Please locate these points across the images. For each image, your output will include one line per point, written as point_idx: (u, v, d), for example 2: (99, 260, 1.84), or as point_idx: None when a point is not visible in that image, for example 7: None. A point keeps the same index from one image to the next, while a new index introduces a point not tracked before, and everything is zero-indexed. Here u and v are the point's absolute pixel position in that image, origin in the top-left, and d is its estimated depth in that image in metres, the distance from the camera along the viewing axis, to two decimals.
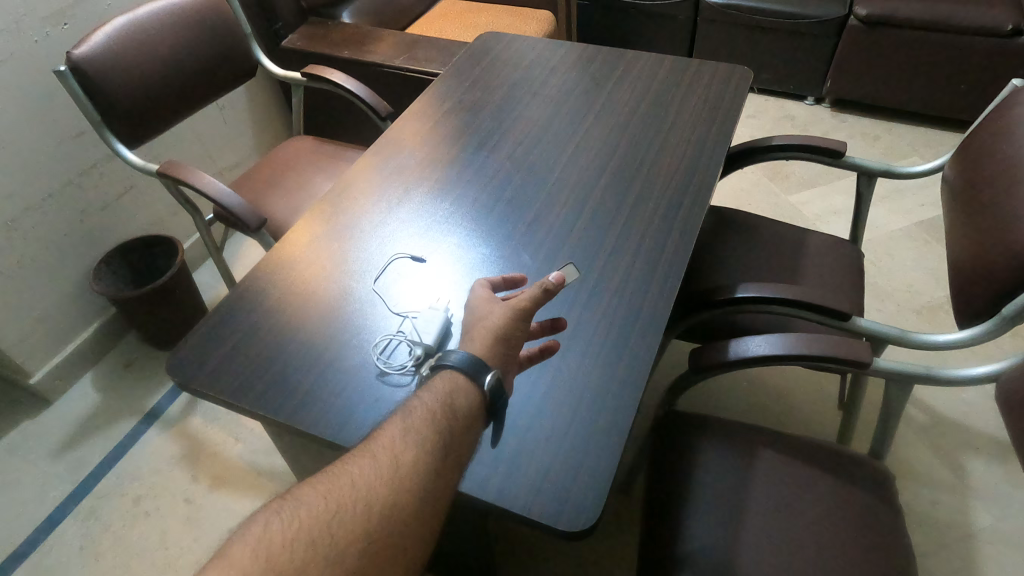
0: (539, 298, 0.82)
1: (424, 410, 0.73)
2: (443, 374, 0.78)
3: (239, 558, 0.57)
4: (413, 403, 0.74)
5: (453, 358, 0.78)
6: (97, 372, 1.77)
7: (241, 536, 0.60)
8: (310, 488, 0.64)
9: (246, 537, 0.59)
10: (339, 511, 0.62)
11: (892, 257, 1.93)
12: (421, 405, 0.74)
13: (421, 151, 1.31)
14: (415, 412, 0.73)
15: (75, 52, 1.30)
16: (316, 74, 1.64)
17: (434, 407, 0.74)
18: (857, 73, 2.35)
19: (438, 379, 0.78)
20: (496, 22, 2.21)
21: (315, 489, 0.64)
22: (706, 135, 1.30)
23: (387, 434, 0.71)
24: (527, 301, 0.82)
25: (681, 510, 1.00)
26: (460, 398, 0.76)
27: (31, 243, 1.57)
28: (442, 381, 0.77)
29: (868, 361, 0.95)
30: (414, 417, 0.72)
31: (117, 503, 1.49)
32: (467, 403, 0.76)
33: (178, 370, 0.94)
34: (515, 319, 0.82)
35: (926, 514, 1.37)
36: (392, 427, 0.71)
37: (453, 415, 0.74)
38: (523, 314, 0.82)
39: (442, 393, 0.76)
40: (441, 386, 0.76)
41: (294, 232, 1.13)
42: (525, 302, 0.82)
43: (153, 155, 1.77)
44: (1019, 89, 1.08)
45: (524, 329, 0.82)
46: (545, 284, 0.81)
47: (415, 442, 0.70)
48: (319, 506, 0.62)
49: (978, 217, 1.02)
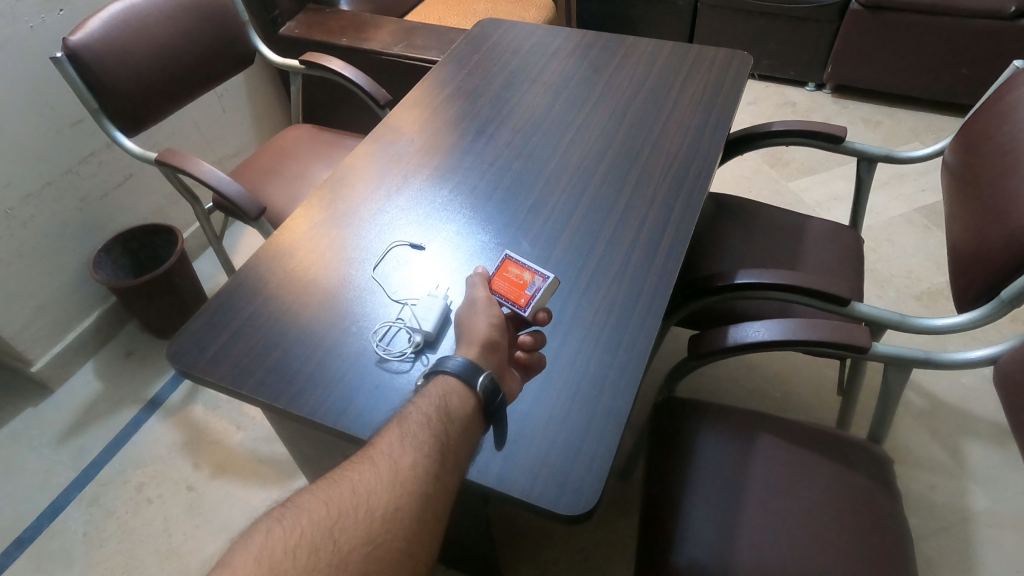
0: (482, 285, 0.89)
1: (419, 415, 0.74)
2: (437, 379, 0.79)
3: (242, 566, 0.59)
4: (409, 410, 0.75)
5: (449, 364, 0.79)
6: (98, 361, 1.77)
7: (244, 545, 0.61)
8: (311, 496, 0.66)
9: (249, 545, 0.60)
10: (340, 518, 0.63)
11: (891, 243, 1.93)
12: (416, 410, 0.75)
13: (420, 138, 1.31)
14: (412, 417, 0.74)
15: (72, 39, 1.29)
16: (314, 61, 1.62)
17: (430, 412, 0.74)
18: (859, 59, 2.34)
19: (433, 384, 0.79)
20: (495, 8, 2.20)
21: (316, 497, 0.65)
22: (705, 122, 1.30)
23: (386, 440, 0.72)
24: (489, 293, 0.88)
25: (680, 496, 1.01)
26: (455, 401, 0.76)
27: (31, 231, 1.57)
28: (436, 386, 0.78)
29: (866, 346, 0.95)
30: (410, 423, 0.73)
31: (120, 489, 1.50)
32: (461, 406, 0.77)
33: (177, 356, 0.94)
34: (486, 307, 0.86)
35: (923, 498, 1.38)
36: (389, 434, 0.72)
37: (449, 418, 0.75)
38: None
39: (437, 398, 0.77)
40: (435, 392, 0.77)
41: (293, 220, 1.13)
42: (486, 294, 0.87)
43: (151, 143, 1.77)
44: (1019, 71, 1.07)
45: (496, 318, 0.85)
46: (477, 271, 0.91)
47: (411, 447, 0.70)
48: (320, 513, 0.63)
49: (978, 200, 1.02)
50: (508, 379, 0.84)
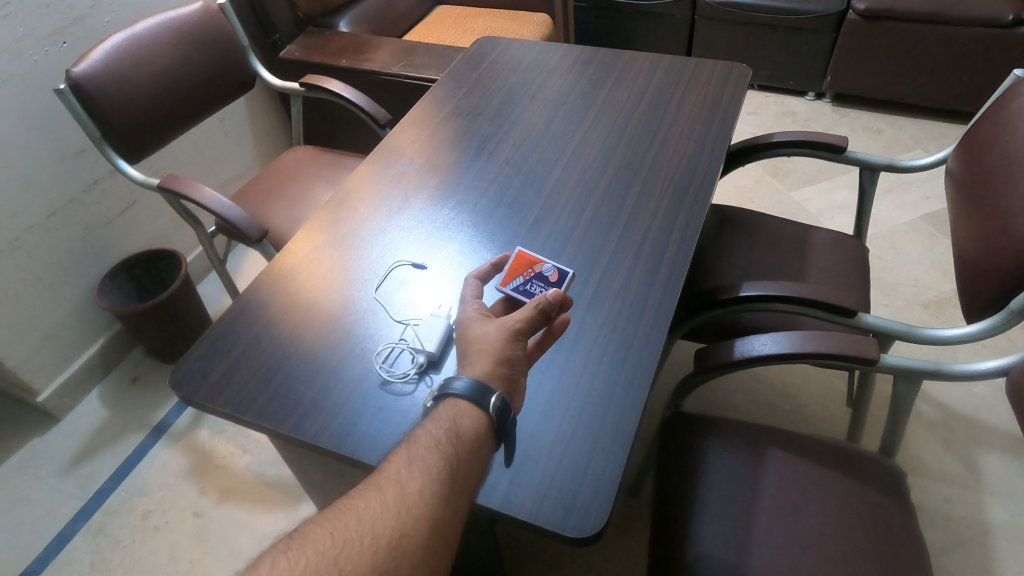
0: (534, 320, 0.81)
1: (428, 439, 0.73)
2: (446, 403, 0.77)
3: None
4: (418, 434, 0.74)
5: (456, 386, 0.77)
6: (104, 388, 1.78)
7: None
8: (317, 525, 0.65)
9: None
10: (346, 547, 0.63)
11: (897, 251, 1.91)
12: (425, 434, 0.74)
13: (420, 157, 1.31)
14: (420, 441, 0.73)
15: (75, 71, 1.30)
16: (314, 84, 1.63)
17: (439, 435, 0.73)
18: (858, 68, 2.34)
19: (442, 407, 0.77)
20: (493, 26, 2.22)
21: (321, 527, 0.65)
22: (705, 134, 1.30)
23: (394, 465, 0.71)
24: (522, 322, 0.81)
25: (690, 514, 0.99)
26: (465, 422, 0.75)
27: (36, 261, 1.58)
28: (445, 409, 0.76)
29: (874, 357, 0.93)
30: (419, 447, 0.72)
31: (126, 518, 1.49)
32: (473, 427, 0.75)
33: (180, 384, 0.94)
34: (512, 338, 0.80)
35: (938, 511, 1.35)
36: (397, 460, 0.72)
37: (459, 440, 0.73)
38: (519, 333, 0.80)
39: (446, 420, 0.75)
40: (445, 414, 0.76)
41: (295, 242, 1.13)
42: (520, 324, 0.80)
43: (154, 169, 1.78)
44: (1019, 80, 1.06)
45: (523, 347, 0.81)
46: (541, 306, 0.80)
47: (420, 472, 0.70)
48: (325, 543, 0.63)
49: (983, 211, 1.01)
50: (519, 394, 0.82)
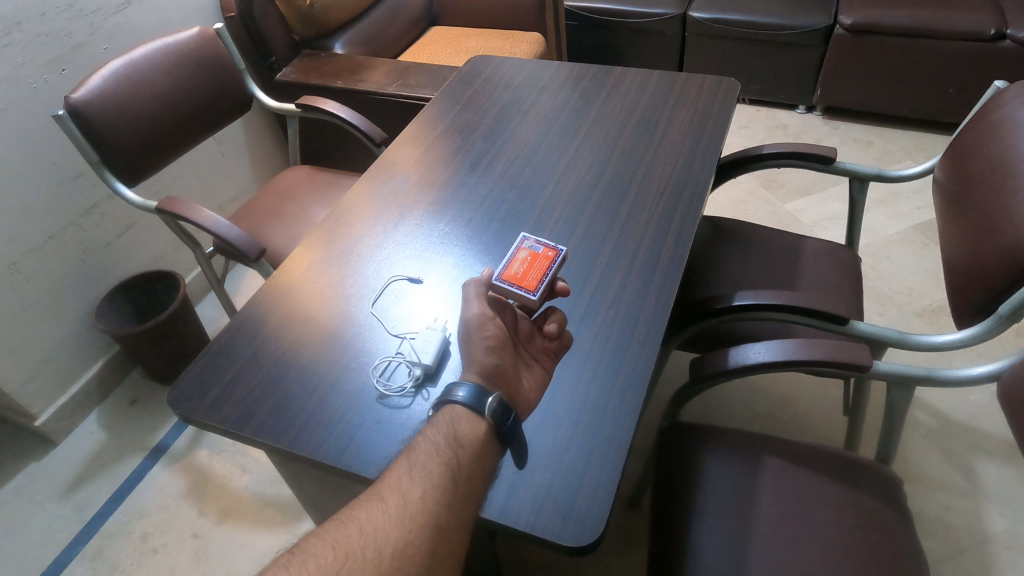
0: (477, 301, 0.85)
1: (429, 445, 0.74)
2: (445, 409, 0.77)
3: None
4: (418, 440, 0.75)
5: (458, 395, 0.77)
6: (103, 410, 1.78)
7: None
8: (320, 540, 0.66)
9: None
10: (349, 560, 0.64)
11: (891, 260, 1.93)
12: (425, 440, 0.75)
13: (416, 174, 1.33)
14: (421, 449, 0.74)
15: (73, 96, 1.33)
16: (310, 104, 1.65)
17: (439, 441, 0.74)
18: (846, 81, 2.38)
19: (442, 414, 0.78)
20: (486, 45, 2.26)
21: (323, 540, 0.66)
22: (696, 147, 1.32)
23: (395, 474, 0.72)
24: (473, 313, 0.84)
25: (687, 525, 0.99)
26: (463, 427, 0.76)
27: (34, 286, 1.59)
28: (445, 415, 0.77)
29: (867, 364, 0.94)
30: (419, 453, 0.73)
31: (124, 541, 1.49)
32: (473, 432, 0.76)
33: (178, 402, 0.94)
34: (471, 332, 0.83)
35: (938, 520, 1.35)
36: (397, 468, 0.72)
37: (460, 445, 0.74)
38: (475, 325, 0.83)
39: (446, 426, 0.76)
40: (443, 420, 0.76)
41: (294, 258, 1.14)
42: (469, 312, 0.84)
43: (152, 191, 1.80)
44: (1001, 91, 1.08)
45: (484, 339, 0.82)
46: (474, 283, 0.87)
47: (420, 479, 0.70)
48: (328, 557, 0.64)
49: (971, 219, 1.02)
50: (521, 398, 0.82)
